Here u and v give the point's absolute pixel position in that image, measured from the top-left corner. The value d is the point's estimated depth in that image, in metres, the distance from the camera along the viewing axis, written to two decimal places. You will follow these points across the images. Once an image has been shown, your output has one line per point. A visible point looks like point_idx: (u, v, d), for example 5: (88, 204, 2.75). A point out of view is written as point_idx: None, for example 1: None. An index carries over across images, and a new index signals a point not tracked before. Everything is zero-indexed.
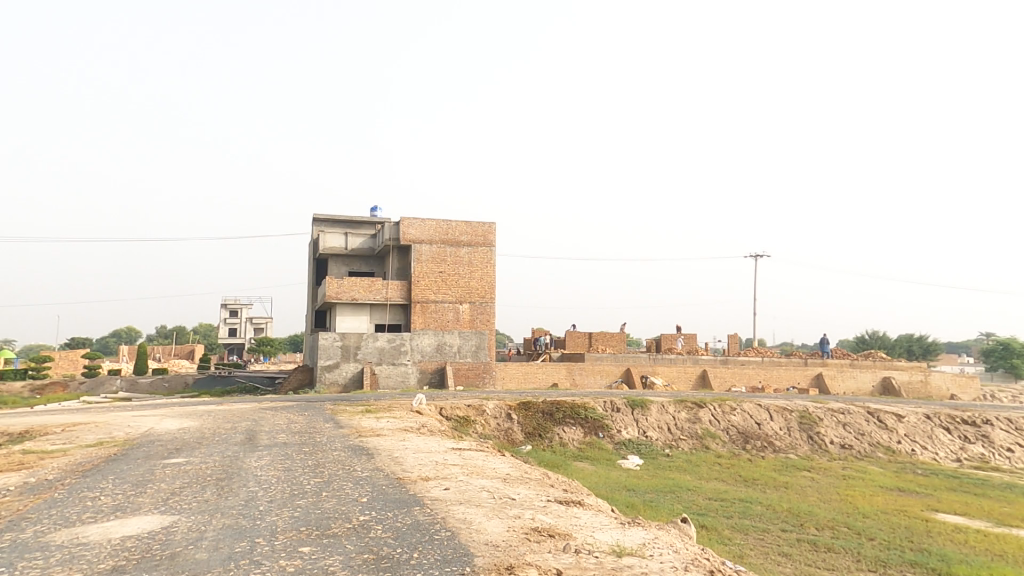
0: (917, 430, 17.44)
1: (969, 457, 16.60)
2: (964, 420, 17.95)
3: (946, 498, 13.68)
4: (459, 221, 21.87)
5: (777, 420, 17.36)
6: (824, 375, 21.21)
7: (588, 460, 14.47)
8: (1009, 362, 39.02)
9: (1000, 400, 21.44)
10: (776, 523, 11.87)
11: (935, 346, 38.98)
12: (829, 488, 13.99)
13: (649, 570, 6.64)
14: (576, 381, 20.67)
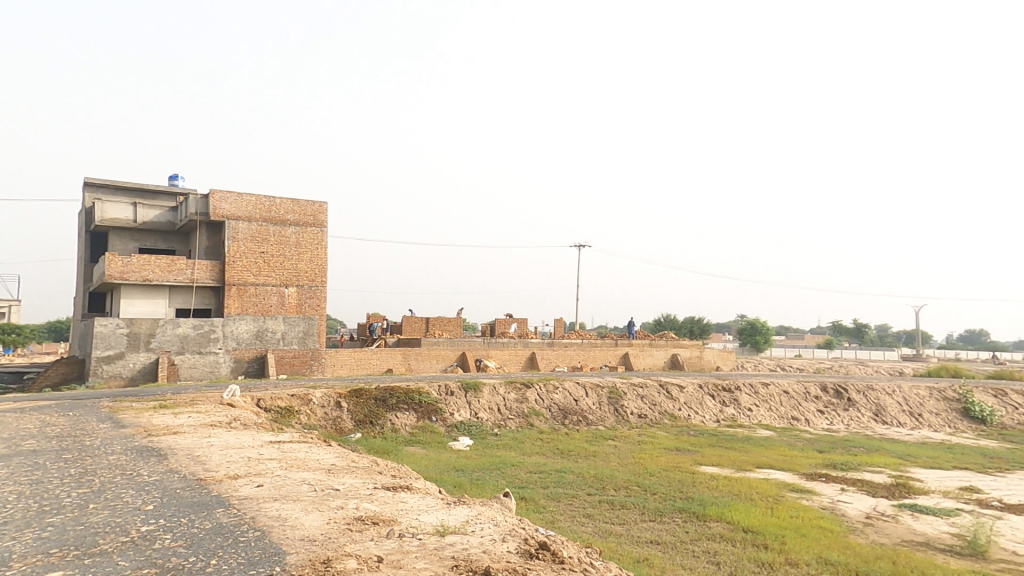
0: (693, 398, 20.88)
1: (725, 418, 20.38)
2: (723, 387, 21.94)
3: (709, 453, 16.72)
4: (284, 198, 20.17)
5: (591, 396, 19.37)
6: (630, 353, 24.24)
7: (419, 444, 14.51)
8: (754, 339, 48.44)
9: (746, 369, 26.58)
10: (584, 488, 13.26)
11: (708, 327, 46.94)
12: (628, 453, 16.03)
13: (471, 546, 6.88)
14: (412, 366, 20.68)
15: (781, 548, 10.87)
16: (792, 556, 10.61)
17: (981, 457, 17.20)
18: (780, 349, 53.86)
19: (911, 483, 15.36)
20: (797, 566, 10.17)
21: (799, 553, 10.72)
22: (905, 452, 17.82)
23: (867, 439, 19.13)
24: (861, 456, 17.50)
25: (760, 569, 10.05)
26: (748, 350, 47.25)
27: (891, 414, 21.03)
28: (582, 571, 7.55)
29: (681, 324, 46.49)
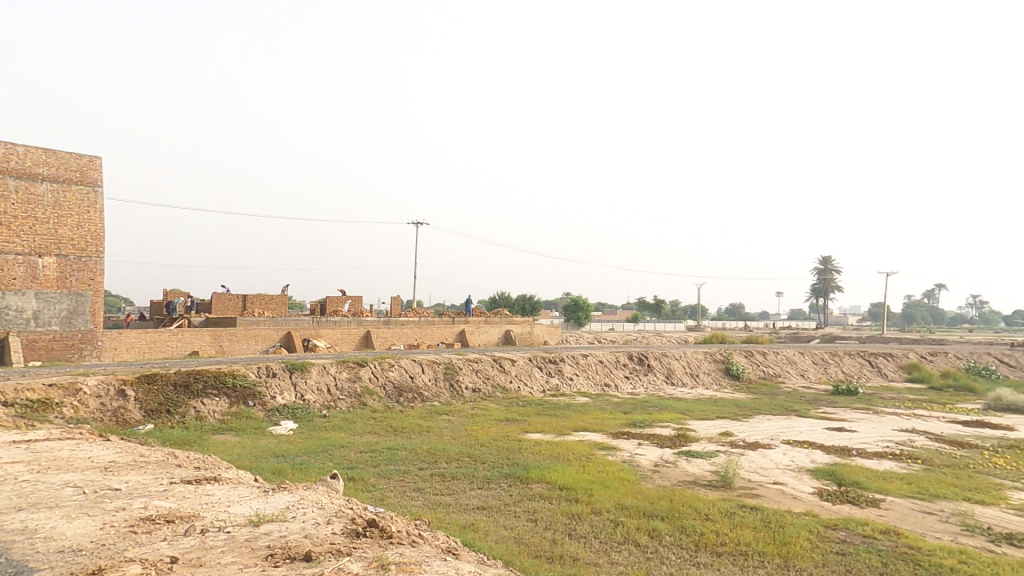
0: (523, 371, 22.36)
1: (550, 388, 22.25)
2: (550, 360, 23.87)
3: (534, 421, 18.11)
4: (34, 148, 16.46)
5: (427, 373, 19.52)
6: (466, 330, 24.92)
7: (231, 432, 13.13)
8: (576, 315, 53.46)
9: (570, 343, 29.27)
10: (415, 463, 13.38)
11: (537, 304, 50.45)
12: (461, 427, 16.55)
13: (289, 533, 6.49)
14: (224, 348, 18.55)
15: (589, 500, 12.38)
16: (597, 505, 12.18)
17: (737, 408, 21.51)
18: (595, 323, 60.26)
19: (687, 433, 18.58)
20: (600, 514, 11.69)
21: (602, 502, 12.34)
22: (686, 408, 21.44)
23: (659, 399, 22.55)
24: (654, 414, 20.60)
25: (570, 520, 11.34)
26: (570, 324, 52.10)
27: (679, 375, 25.14)
28: (411, 544, 7.64)
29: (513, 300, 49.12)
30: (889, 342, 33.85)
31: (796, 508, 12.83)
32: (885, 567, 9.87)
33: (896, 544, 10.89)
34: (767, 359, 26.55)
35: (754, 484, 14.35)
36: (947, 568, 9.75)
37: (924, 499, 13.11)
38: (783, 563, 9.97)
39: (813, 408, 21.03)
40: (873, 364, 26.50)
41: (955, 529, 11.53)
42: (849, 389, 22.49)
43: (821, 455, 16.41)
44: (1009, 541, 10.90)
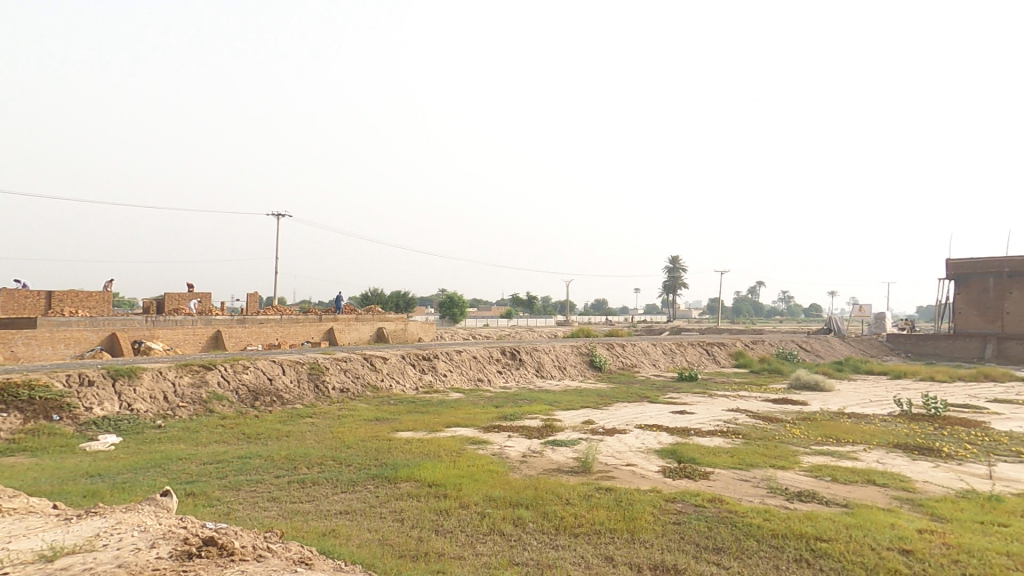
0: (395, 369, 21.94)
1: (423, 385, 22.10)
2: (423, 357, 23.71)
3: (405, 420, 17.86)
4: None
5: (288, 374, 18.31)
6: (334, 328, 23.81)
7: (29, 453, 11.15)
8: (451, 311, 53.75)
9: (445, 339, 29.33)
10: (271, 472, 12.49)
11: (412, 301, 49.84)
12: (325, 429, 15.76)
13: (96, 564, 5.72)
14: (19, 354, 15.51)
15: (457, 495, 12.55)
16: (465, 499, 12.40)
17: (599, 397, 23.21)
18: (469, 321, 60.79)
19: (554, 424, 19.66)
20: (466, 509, 11.89)
21: (470, 496, 12.60)
22: (554, 400, 22.64)
23: (530, 391, 23.51)
24: (524, 407, 21.44)
25: (437, 516, 11.42)
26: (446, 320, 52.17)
27: (548, 367, 26.42)
28: (254, 558, 7.14)
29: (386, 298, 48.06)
30: (723, 333, 38.89)
31: (643, 486, 14.24)
32: (710, 530, 11.37)
33: (719, 509, 12.59)
34: (625, 351, 28.99)
35: (609, 467, 15.62)
36: (755, 526, 11.48)
37: (742, 468, 15.29)
38: (629, 537, 11.00)
39: (661, 394, 23.40)
40: (710, 353, 30.23)
41: (762, 492, 13.61)
42: (691, 375, 25.41)
43: (667, 436, 18.36)
44: (800, 498, 13.14)
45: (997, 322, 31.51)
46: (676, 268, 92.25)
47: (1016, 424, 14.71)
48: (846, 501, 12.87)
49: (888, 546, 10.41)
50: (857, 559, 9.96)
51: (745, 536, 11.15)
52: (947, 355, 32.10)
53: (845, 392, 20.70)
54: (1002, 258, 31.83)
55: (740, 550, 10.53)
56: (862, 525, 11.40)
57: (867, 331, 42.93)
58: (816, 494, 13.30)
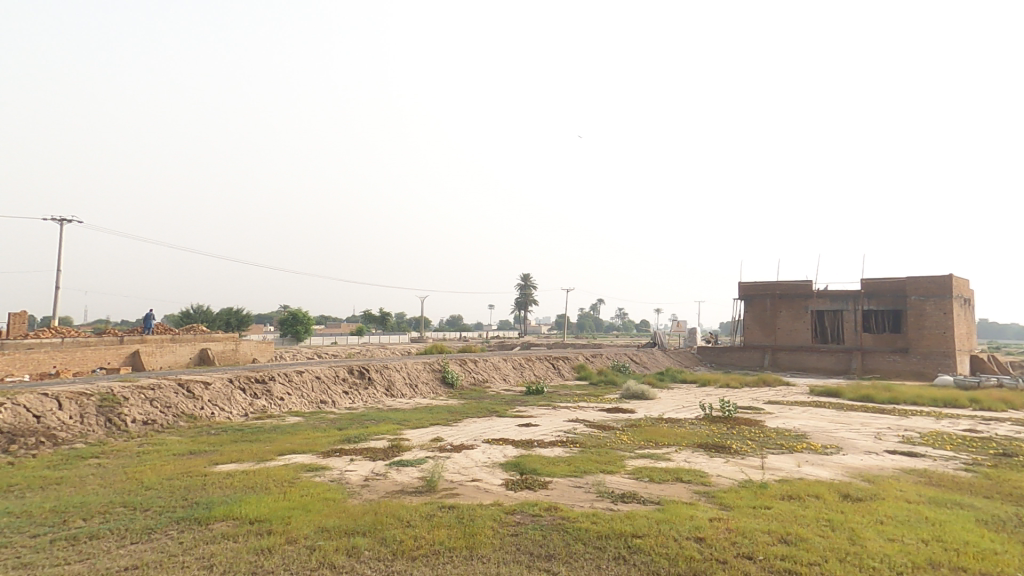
0: (218, 394, 19.63)
1: (254, 410, 20.01)
2: (256, 380, 21.61)
3: (227, 450, 16.00)
4: None
5: (67, 409, 15.42)
6: (141, 352, 20.68)
7: None
8: (295, 329, 50.21)
9: (285, 359, 27.12)
10: (27, 530, 10.30)
11: (247, 318, 45.57)
12: (117, 470, 13.46)
13: None
14: None
15: (284, 530, 11.43)
16: (293, 533, 11.32)
17: (449, 413, 23.12)
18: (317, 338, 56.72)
19: (401, 443, 19.09)
20: (293, 544, 10.87)
21: (301, 529, 11.55)
22: (403, 418, 22.04)
23: (377, 411, 22.62)
24: (370, 427, 20.54)
25: (257, 557, 10.27)
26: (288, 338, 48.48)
27: (398, 386, 25.66)
28: None
29: (214, 316, 43.34)
30: (568, 347, 41.55)
31: (485, 500, 13.97)
32: (544, 538, 11.24)
33: (554, 516, 12.68)
34: (477, 367, 29.43)
35: (455, 483, 15.33)
36: (583, 529, 11.60)
37: (577, 475, 15.99)
38: (468, 553, 10.59)
39: (510, 407, 24.05)
40: (555, 367, 32.04)
41: (591, 496, 14.33)
42: (537, 389, 26.57)
43: (512, 449, 18.62)
44: (622, 499, 14.15)
45: (773, 336, 37.50)
46: (528, 284, 96.85)
47: (782, 421, 17.79)
48: (658, 498, 14.13)
49: (686, 536, 11.11)
50: (664, 552, 10.34)
51: (574, 539, 11.21)
52: (739, 365, 38.34)
53: (664, 399, 23.26)
54: (777, 282, 37.85)
55: (569, 555, 10.52)
56: (668, 520, 12.31)
57: (684, 343, 49.18)
58: (636, 495, 14.40)
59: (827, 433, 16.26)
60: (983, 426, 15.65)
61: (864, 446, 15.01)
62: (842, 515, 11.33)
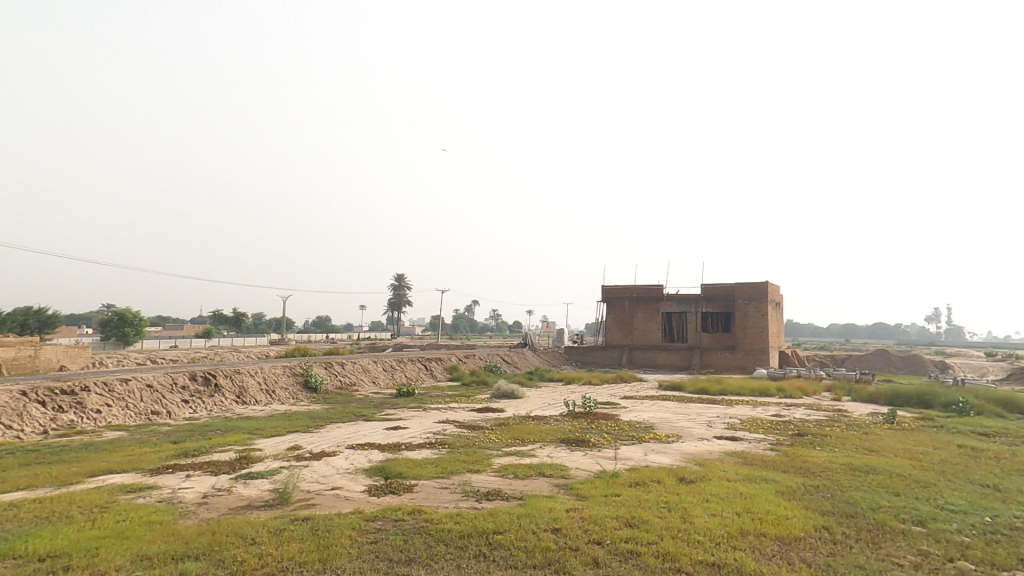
0: (4, 410, 16.21)
1: (58, 427, 16.84)
2: (61, 391, 18.27)
3: (15, 476, 13.22)
4: None
5: None
6: None
7: None
8: (121, 331, 43.85)
9: (104, 366, 23.33)
10: None
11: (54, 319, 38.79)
12: None
13: None
14: None
15: (87, 564, 9.55)
16: (100, 567, 9.47)
17: (310, 419, 21.53)
18: (153, 341, 49.43)
19: (252, 454, 17.31)
20: None
21: (112, 560, 9.71)
22: (255, 427, 20.07)
23: (224, 421, 20.28)
24: (213, 439, 18.38)
25: None
26: (112, 341, 42.17)
27: (252, 393, 23.34)
28: None
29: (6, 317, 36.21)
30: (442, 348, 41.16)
31: (344, 509, 11.40)
32: (405, 543, 10.00)
33: (418, 520, 10.79)
34: (343, 370, 27.91)
35: (313, 493, 12.46)
36: (448, 529, 10.51)
37: (445, 476, 13.34)
38: (320, 568, 9.20)
39: (378, 410, 23.06)
40: (427, 368, 31.58)
41: (457, 497, 12.07)
42: (408, 391, 25.86)
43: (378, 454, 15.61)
44: (487, 497, 12.45)
45: (629, 336, 40.92)
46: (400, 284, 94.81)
47: (635, 414, 19.27)
48: (522, 493, 13.08)
49: (544, 528, 10.83)
50: (523, 545, 9.95)
51: (437, 543, 10.06)
52: (600, 363, 41.13)
53: (531, 397, 24.00)
54: (633, 286, 41.24)
55: (430, 557, 9.57)
56: (527, 512, 11.56)
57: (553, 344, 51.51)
58: (501, 491, 13.03)
59: (669, 423, 17.93)
60: (787, 410, 18.41)
61: (698, 433, 16.83)
62: (677, 497, 12.51)
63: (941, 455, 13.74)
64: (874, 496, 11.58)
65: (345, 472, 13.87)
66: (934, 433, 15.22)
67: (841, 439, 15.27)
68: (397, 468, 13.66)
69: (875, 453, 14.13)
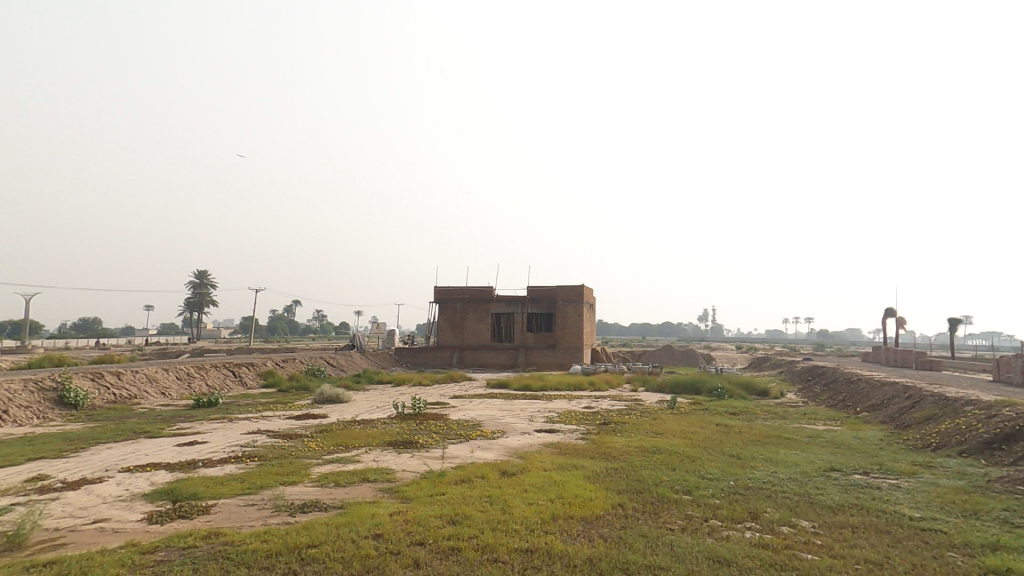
0: None
1: None
2: None
3: None
4: None
5: None
6: None
7: None
8: None
9: None
10: None
11: None
12: None
13: None
14: None
15: None
16: None
17: (67, 442, 17.53)
18: None
19: None
20: None
21: None
22: None
23: None
24: None
25: None
26: None
27: None
28: None
29: None
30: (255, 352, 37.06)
31: (111, 544, 9.51)
32: (196, 572, 8.62)
33: (213, 545, 9.45)
34: (119, 381, 23.37)
35: (65, 531, 10.17)
36: (251, 550, 9.34)
37: (251, 492, 11.90)
38: None
39: (166, 425, 19.77)
40: (235, 375, 28.17)
41: (266, 513, 10.80)
42: (209, 401, 22.71)
43: (163, 475, 13.34)
44: (302, 510, 11.08)
45: (460, 336, 41.81)
46: (201, 283, 83.46)
47: (463, 413, 19.68)
48: (343, 502, 11.79)
49: (364, 535, 10.33)
50: (339, 556, 9.34)
51: (236, 568, 8.83)
52: (431, 364, 41.21)
53: (358, 401, 22.95)
54: (465, 287, 42.27)
55: None
56: (348, 520, 10.83)
57: (381, 345, 49.93)
58: (318, 501, 11.58)
59: (495, 420, 18.68)
60: (595, 402, 20.55)
61: (520, 428, 17.85)
62: (498, 490, 13.07)
63: (706, 432, 16.64)
64: (657, 473, 13.53)
65: (116, 500, 11.61)
66: (701, 415, 18.39)
67: (636, 425, 17.54)
68: (190, 489, 11.87)
69: (660, 435, 16.50)
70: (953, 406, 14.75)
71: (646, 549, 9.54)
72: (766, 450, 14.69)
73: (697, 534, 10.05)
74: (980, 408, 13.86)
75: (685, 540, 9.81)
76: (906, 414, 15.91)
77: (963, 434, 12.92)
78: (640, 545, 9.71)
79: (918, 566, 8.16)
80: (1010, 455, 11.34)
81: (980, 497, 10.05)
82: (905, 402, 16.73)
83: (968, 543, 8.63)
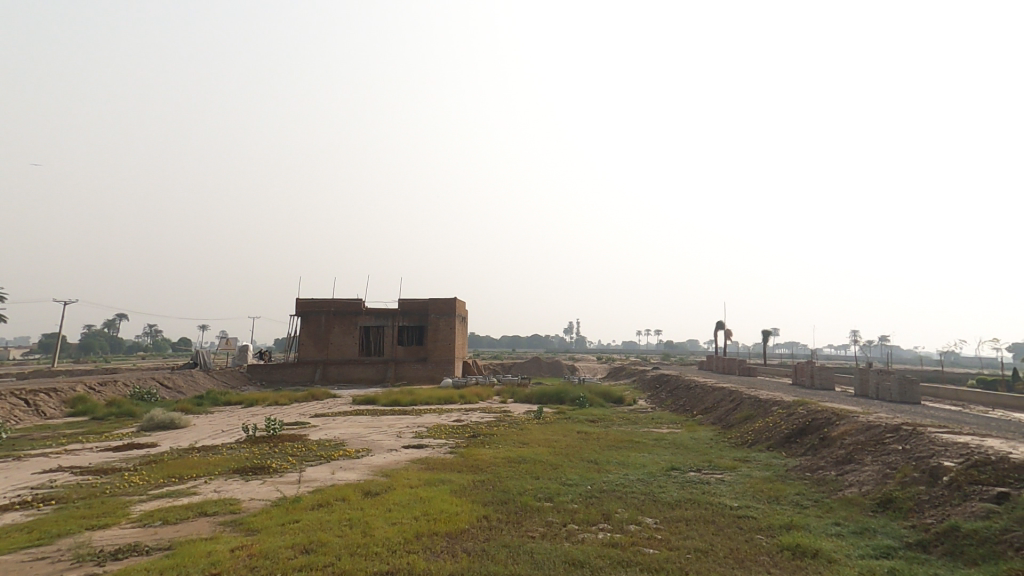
0: None
1: None
2: None
3: None
4: None
5: None
6: None
7: None
8: None
9: None
10: None
11: None
12: None
13: None
14: None
15: None
16: None
17: None
18: None
19: None
20: None
21: None
22: None
23: None
24: None
25: None
26: None
27: None
28: None
29: None
30: (59, 376, 31.34)
31: None
32: None
33: None
34: None
35: None
36: None
37: (42, 543, 10.03)
38: None
39: None
40: (29, 404, 23.60)
41: (63, 567, 9.17)
42: None
43: None
44: (115, 557, 9.60)
45: (324, 351, 39.70)
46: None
47: (324, 432, 18.57)
48: (170, 542, 10.43)
49: None
50: None
51: None
52: (288, 381, 38.40)
53: (198, 426, 20.55)
54: (330, 300, 40.16)
55: None
56: (177, 562, 9.61)
57: (231, 363, 45.29)
58: (137, 545, 10.13)
59: (359, 439, 17.89)
60: (465, 415, 20.62)
61: (386, 445, 17.31)
62: (360, 512, 12.50)
63: (568, 440, 17.51)
64: (520, 483, 13.91)
65: None
66: (564, 423, 19.37)
67: (504, 436, 17.90)
68: None
69: (525, 446, 17.01)
70: (764, 406, 17.19)
71: (507, 559, 9.76)
72: (619, 454, 15.86)
73: (555, 540, 10.51)
74: (783, 407, 16.33)
75: (544, 546, 10.23)
76: (730, 415, 18.22)
77: (771, 430, 15.12)
78: (502, 556, 9.90)
79: (733, 550, 9.31)
80: (802, 446, 13.49)
81: (781, 485, 11.80)
82: (731, 405, 19.10)
83: (771, 526, 10.06)
